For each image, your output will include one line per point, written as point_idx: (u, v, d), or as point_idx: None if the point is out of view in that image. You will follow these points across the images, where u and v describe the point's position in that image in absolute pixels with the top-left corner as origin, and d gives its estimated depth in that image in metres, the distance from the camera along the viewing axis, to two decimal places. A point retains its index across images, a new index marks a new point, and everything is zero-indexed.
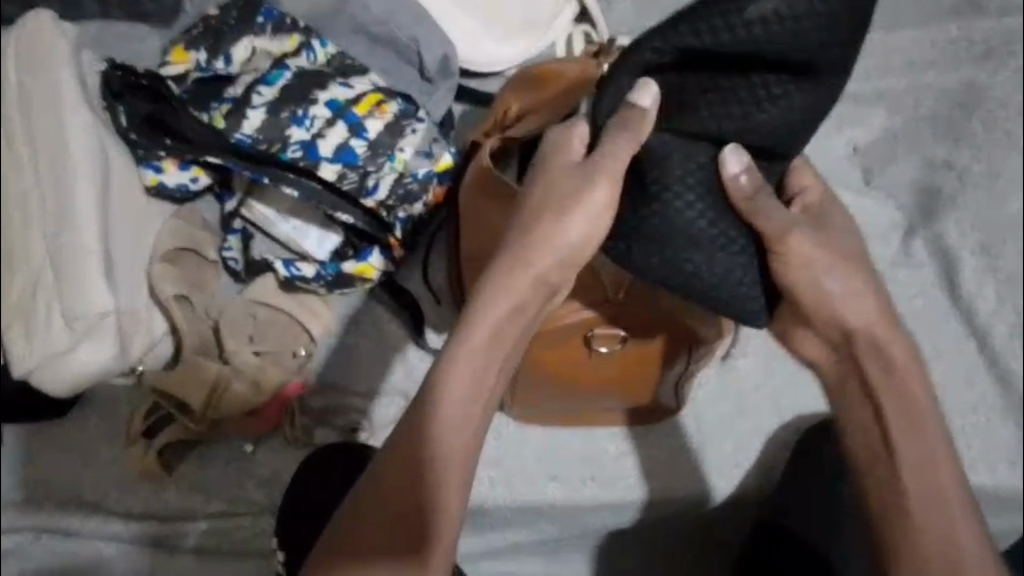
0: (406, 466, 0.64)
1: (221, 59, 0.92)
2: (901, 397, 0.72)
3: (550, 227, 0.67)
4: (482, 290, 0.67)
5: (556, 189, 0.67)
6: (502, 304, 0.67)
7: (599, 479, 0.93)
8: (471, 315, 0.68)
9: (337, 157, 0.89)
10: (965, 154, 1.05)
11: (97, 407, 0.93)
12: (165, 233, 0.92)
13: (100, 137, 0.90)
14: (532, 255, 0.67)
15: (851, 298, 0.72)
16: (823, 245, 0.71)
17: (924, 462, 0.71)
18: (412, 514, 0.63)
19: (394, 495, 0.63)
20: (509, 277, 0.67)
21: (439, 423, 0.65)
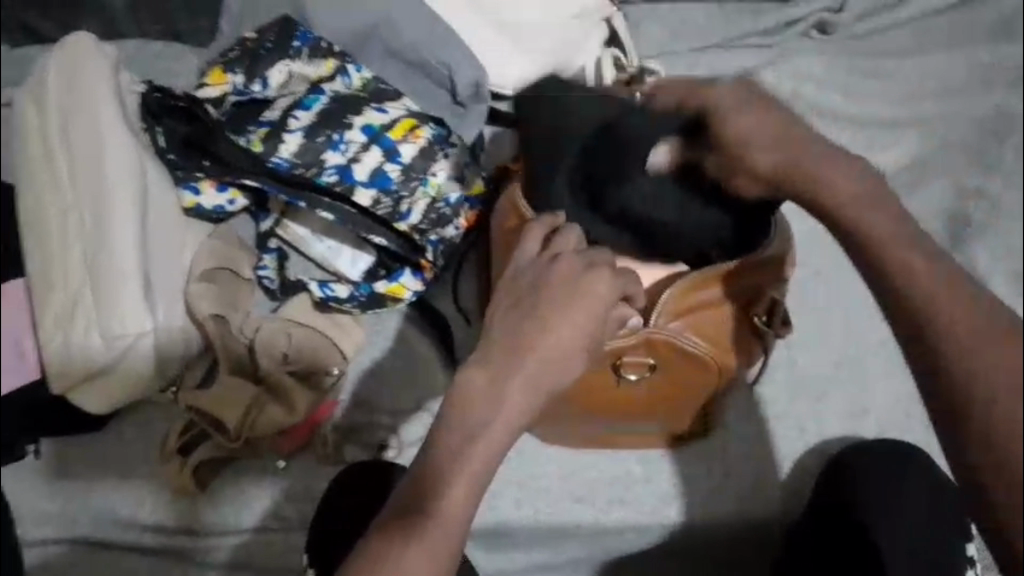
0: (425, 484, 0.64)
1: (258, 83, 0.95)
2: (878, 236, 0.60)
3: (570, 314, 0.68)
4: (508, 354, 0.67)
5: (570, 276, 0.69)
6: (529, 373, 0.67)
7: (628, 502, 0.92)
8: (495, 368, 0.67)
9: (372, 182, 0.91)
10: (996, 182, 1.07)
11: (131, 419, 0.95)
12: (203, 253, 0.95)
13: (141, 159, 0.93)
14: (557, 336, 0.67)
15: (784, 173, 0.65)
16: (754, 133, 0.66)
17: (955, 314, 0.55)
18: (425, 535, 0.62)
19: (409, 513, 0.63)
20: (519, 324, 0.68)
21: (460, 451, 0.65)
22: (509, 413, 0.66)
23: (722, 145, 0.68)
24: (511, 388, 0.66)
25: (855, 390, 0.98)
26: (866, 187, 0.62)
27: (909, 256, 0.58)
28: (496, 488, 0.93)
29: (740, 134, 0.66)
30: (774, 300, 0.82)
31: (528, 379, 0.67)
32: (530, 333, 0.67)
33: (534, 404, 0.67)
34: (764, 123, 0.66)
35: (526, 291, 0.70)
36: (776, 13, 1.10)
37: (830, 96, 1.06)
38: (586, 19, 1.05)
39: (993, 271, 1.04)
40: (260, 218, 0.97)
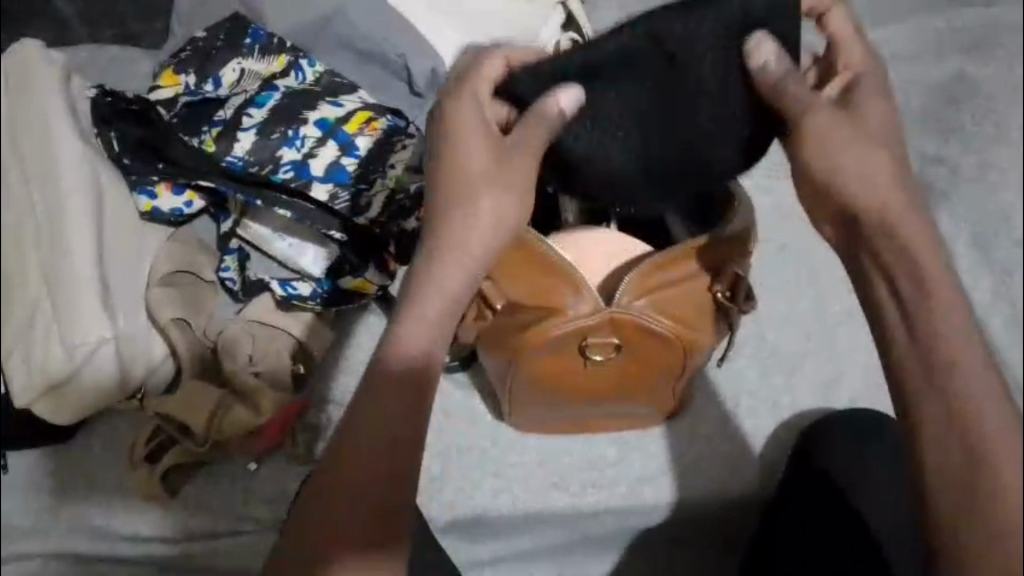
0: (373, 434, 0.62)
1: (210, 83, 0.94)
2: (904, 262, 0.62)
3: (488, 200, 0.68)
4: (435, 263, 0.67)
5: (470, 145, 0.68)
6: (456, 272, 0.67)
7: (602, 486, 0.92)
8: (434, 286, 0.67)
9: (328, 177, 0.90)
10: (954, 147, 1.06)
11: (100, 431, 0.94)
12: (161, 258, 0.94)
13: (92, 166, 0.91)
14: (475, 231, 0.68)
15: (898, 192, 0.63)
16: (841, 122, 0.66)
17: (943, 393, 0.59)
18: (385, 488, 0.62)
19: (360, 476, 0.62)
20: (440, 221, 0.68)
21: (407, 372, 0.64)
22: (445, 324, 0.67)
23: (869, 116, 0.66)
24: (440, 299, 0.67)
25: (829, 362, 0.98)
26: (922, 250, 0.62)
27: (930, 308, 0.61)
28: (474, 481, 0.92)
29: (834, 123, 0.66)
30: (738, 274, 0.81)
31: (456, 276, 0.67)
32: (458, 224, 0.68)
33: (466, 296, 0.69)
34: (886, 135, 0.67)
35: (432, 170, 0.70)
36: None
37: None
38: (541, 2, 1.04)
39: (958, 236, 1.03)
40: (221, 218, 0.96)
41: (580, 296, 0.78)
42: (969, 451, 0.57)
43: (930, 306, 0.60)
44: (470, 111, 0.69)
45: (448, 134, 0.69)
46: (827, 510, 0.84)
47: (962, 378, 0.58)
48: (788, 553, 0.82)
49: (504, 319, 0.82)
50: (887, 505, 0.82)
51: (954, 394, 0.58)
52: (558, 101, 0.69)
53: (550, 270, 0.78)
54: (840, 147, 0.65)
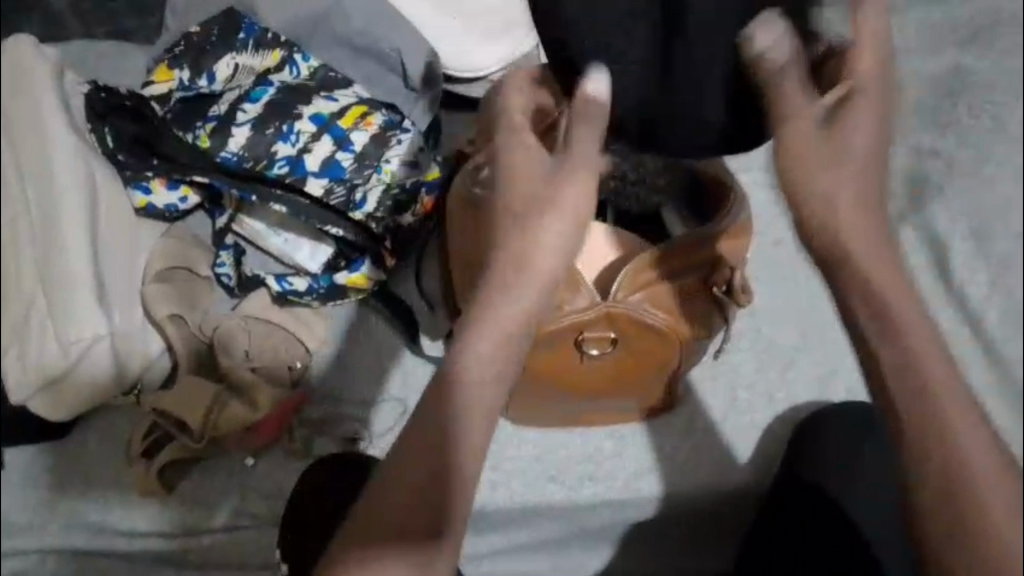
0: (424, 457, 0.61)
1: (204, 77, 0.93)
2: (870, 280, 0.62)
3: (546, 225, 0.65)
4: (491, 293, 0.65)
5: (520, 175, 0.68)
6: (519, 300, 0.65)
7: (598, 478, 0.92)
8: (493, 331, 0.64)
9: (323, 171, 0.90)
10: (951, 141, 1.05)
11: (97, 427, 0.94)
12: (156, 254, 0.94)
13: (87, 162, 0.91)
14: (536, 257, 0.65)
15: (855, 215, 0.63)
16: (818, 142, 0.64)
17: (925, 419, 0.59)
18: (427, 520, 0.61)
19: (403, 494, 0.61)
20: (508, 258, 0.65)
21: (467, 413, 0.63)
22: (505, 353, 0.65)
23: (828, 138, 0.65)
24: (497, 330, 0.64)
25: (824, 355, 0.99)
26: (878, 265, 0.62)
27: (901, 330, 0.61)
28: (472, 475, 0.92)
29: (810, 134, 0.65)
30: (732, 270, 0.82)
31: (516, 302, 0.65)
32: (518, 258, 0.65)
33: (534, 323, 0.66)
34: (868, 152, 0.64)
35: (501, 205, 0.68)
36: None
37: None
38: None
39: (954, 231, 1.05)
40: (216, 214, 0.95)
41: (578, 291, 0.79)
42: (955, 475, 0.58)
43: (895, 323, 0.60)
44: (514, 145, 0.70)
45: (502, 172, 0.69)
46: (816, 510, 0.83)
47: (940, 408, 0.59)
48: (788, 553, 0.81)
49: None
50: (875, 504, 0.82)
51: (932, 420, 0.59)
52: (587, 89, 0.65)
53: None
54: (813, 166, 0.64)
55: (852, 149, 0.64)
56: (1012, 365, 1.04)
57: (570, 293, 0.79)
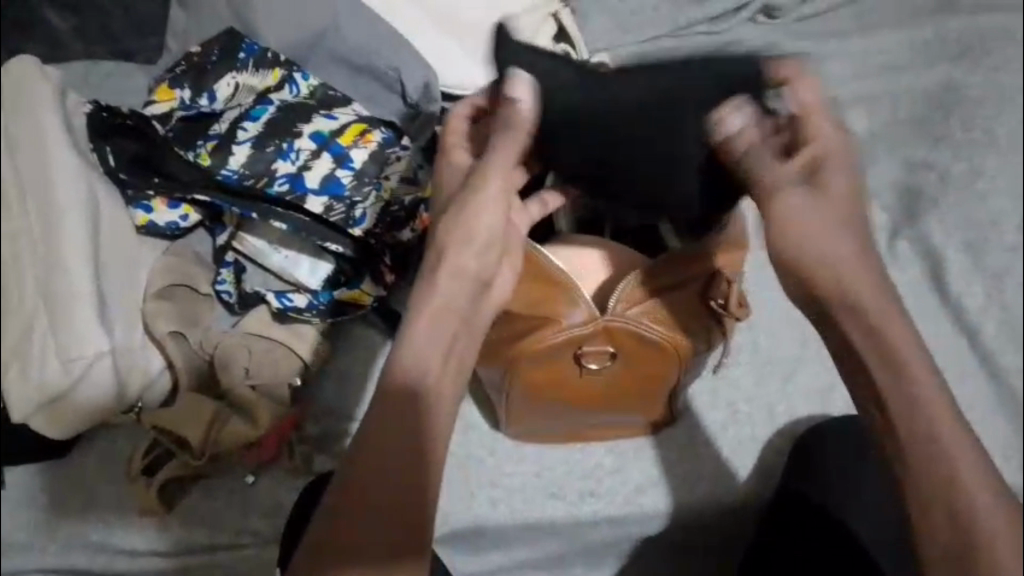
0: (393, 456, 0.62)
1: (205, 97, 0.94)
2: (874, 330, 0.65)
3: (458, 216, 0.70)
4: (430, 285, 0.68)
5: (448, 180, 0.73)
6: (450, 283, 0.69)
7: (598, 494, 0.93)
8: (429, 331, 0.67)
9: (323, 189, 0.91)
10: (945, 154, 1.06)
11: (98, 446, 0.94)
12: (157, 271, 0.94)
13: (89, 182, 0.92)
14: (455, 243, 0.69)
15: (857, 272, 0.67)
16: (806, 214, 0.68)
17: (933, 467, 0.63)
18: (392, 526, 0.62)
19: (371, 498, 0.62)
20: (437, 262, 0.69)
21: (419, 415, 0.64)
22: (448, 334, 0.68)
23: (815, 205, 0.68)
24: (433, 311, 0.68)
25: (822, 368, 0.99)
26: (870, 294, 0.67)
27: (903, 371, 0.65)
28: (473, 491, 0.92)
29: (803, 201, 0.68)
30: (728, 283, 0.82)
31: (450, 287, 0.69)
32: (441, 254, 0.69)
33: (468, 308, 0.70)
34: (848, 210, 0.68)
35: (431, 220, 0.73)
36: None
37: None
38: (534, 13, 1.03)
39: (950, 243, 1.04)
40: (216, 232, 0.97)
41: (576, 307, 0.78)
42: (936, 488, 0.63)
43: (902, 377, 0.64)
44: (450, 167, 0.74)
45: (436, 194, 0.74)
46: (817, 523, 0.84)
47: (939, 447, 0.63)
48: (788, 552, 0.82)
49: (500, 330, 0.81)
50: (879, 517, 0.83)
51: (938, 461, 0.63)
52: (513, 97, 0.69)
53: (543, 278, 0.78)
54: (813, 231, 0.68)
55: (834, 216, 0.68)
56: (1010, 376, 1.03)
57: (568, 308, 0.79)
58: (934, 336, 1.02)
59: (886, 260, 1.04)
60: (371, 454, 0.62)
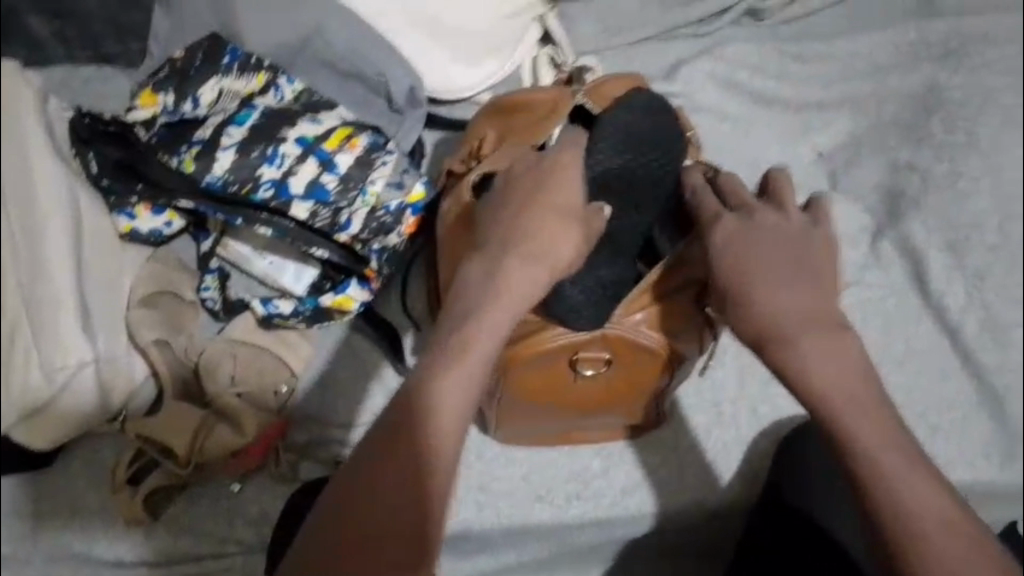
0: (411, 443, 0.63)
1: (188, 102, 0.92)
2: (798, 321, 0.71)
3: (568, 230, 0.73)
4: (511, 272, 0.71)
5: (563, 185, 0.75)
6: (535, 279, 0.71)
7: (586, 498, 0.93)
8: (494, 331, 0.69)
9: (309, 194, 0.90)
10: (927, 155, 1.07)
11: (80, 456, 0.92)
12: (141, 277, 0.93)
13: (72, 188, 0.91)
14: (558, 249, 0.73)
15: (784, 278, 0.73)
16: (737, 235, 0.75)
17: (865, 457, 0.68)
18: (411, 516, 0.61)
19: (371, 497, 0.62)
20: (529, 263, 0.72)
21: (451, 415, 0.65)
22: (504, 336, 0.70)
23: (738, 233, 0.75)
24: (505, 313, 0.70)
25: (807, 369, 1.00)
26: (807, 329, 0.71)
27: (830, 371, 0.70)
28: (459, 495, 0.92)
29: (766, 260, 0.73)
30: None
31: (524, 279, 0.71)
32: (536, 255, 0.72)
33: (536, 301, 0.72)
34: (777, 239, 0.74)
35: (528, 207, 0.74)
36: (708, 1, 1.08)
37: (764, 82, 1.08)
38: (517, 18, 1.03)
39: (931, 244, 1.06)
40: (200, 238, 0.96)
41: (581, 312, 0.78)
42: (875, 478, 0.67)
43: (823, 379, 0.70)
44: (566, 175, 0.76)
45: (546, 183, 0.75)
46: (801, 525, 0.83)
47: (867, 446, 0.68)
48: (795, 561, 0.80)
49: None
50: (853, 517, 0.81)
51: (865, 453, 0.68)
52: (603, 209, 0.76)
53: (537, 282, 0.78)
54: (769, 284, 0.72)
55: (765, 240, 0.74)
56: (993, 376, 1.04)
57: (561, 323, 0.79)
58: (917, 338, 1.04)
59: (869, 263, 1.05)
60: (377, 448, 0.63)
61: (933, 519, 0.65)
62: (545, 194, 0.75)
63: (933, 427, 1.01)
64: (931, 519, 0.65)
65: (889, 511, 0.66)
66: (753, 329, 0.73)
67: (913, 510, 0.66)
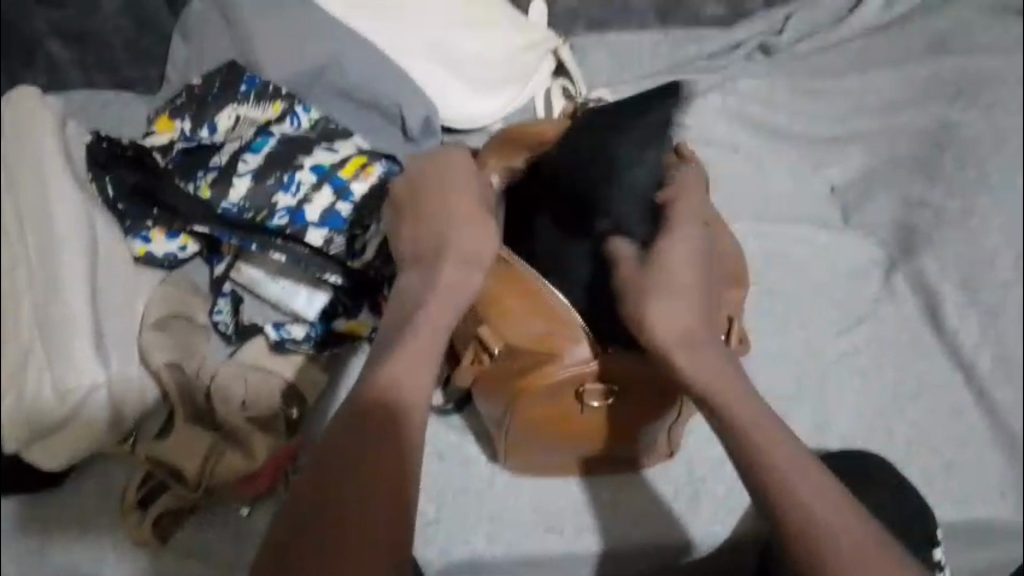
0: (368, 420, 0.70)
1: (205, 128, 0.95)
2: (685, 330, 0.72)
3: (467, 227, 0.78)
4: (426, 277, 0.77)
5: (457, 175, 0.81)
6: (451, 283, 0.77)
7: (595, 530, 0.92)
8: (425, 328, 0.75)
9: (323, 222, 0.91)
10: (939, 191, 1.07)
11: (91, 477, 0.93)
12: (155, 301, 0.94)
13: (88, 211, 0.93)
14: (461, 243, 0.78)
15: (687, 280, 0.73)
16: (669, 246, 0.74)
17: (762, 469, 0.68)
18: (377, 481, 0.67)
19: (337, 473, 0.67)
20: (437, 267, 0.77)
21: (397, 398, 0.71)
22: (437, 330, 0.75)
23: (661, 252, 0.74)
24: (432, 314, 0.75)
25: (820, 402, 1.00)
26: (690, 337, 0.72)
27: (714, 382, 0.72)
28: (468, 525, 0.92)
29: (681, 263, 0.74)
30: (729, 319, 0.83)
31: (450, 279, 0.77)
32: (437, 251, 0.77)
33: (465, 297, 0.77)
34: (692, 257, 0.74)
35: (429, 204, 0.79)
36: (720, 37, 1.12)
37: (780, 117, 1.11)
38: (534, 49, 1.05)
39: (946, 279, 1.05)
40: (213, 261, 0.96)
41: (575, 341, 0.79)
42: (770, 486, 0.67)
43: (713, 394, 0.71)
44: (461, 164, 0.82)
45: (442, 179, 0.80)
46: None
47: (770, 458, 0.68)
48: None
49: (501, 363, 0.81)
50: None
51: (763, 465, 0.68)
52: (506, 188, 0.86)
53: (529, 301, 0.79)
54: (676, 290, 0.73)
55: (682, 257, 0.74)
56: (1011, 415, 1.01)
57: (564, 350, 0.79)
58: (928, 372, 1.03)
59: (883, 296, 1.06)
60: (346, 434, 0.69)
61: (834, 520, 0.65)
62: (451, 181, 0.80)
63: (947, 463, 0.99)
64: (838, 524, 0.64)
65: (807, 527, 0.65)
66: (652, 332, 0.72)
67: (830, 523, 0.65)
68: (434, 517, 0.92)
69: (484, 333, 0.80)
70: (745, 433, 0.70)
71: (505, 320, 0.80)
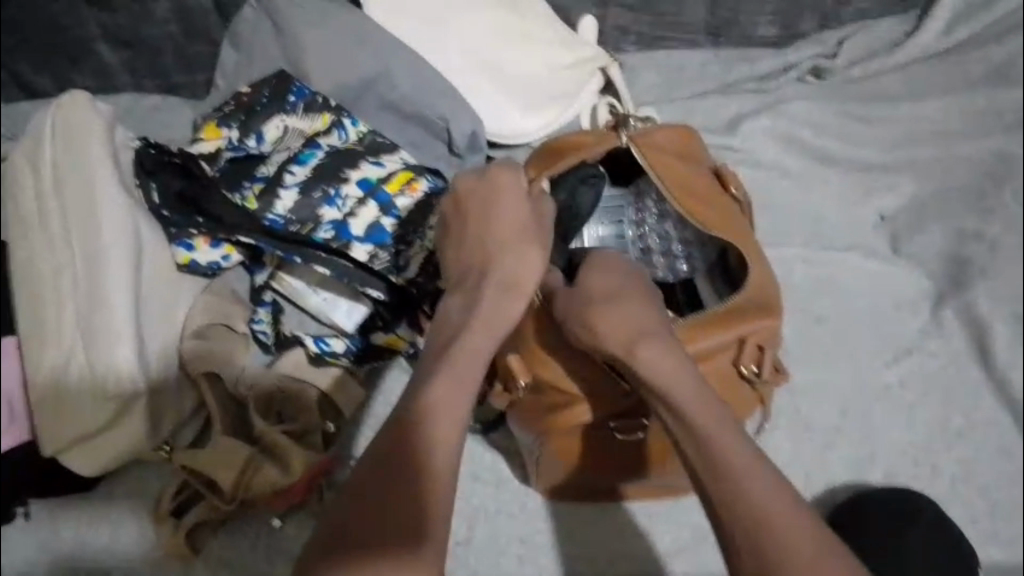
0: (397, 448, 0.69)
1: (253, 137, 0.95)
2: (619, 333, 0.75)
3: (515, 255, 0.79)
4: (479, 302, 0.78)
5: (507, 202, 0.81)
6: (497, 308, 0.78)
7: (628, 557, 0.91)
8: (473, 354, 0.75)
9: (367, 237, 0.90)
10: (996, 225, 1.03)
11: (126, 481, 0.94)
12: (197, 308, 0.94)
13: (134, 217, 0.93)
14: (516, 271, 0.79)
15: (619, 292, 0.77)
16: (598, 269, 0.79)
17: (718, 470, 0.68)
18: (401, 511, 0.66)
19: (362, 505, 0.66)
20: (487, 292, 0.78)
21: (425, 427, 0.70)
22: (479, 357, 0.76)
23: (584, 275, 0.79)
24: (480, 337, 0.76)
25: (859, 437, 0.99)
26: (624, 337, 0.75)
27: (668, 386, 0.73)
28: (497, 546, 0.91)
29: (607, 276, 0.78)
30: (762, 350, 0.81)
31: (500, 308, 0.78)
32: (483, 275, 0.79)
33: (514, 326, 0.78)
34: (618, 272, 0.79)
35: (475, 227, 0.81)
36: (772, 57, 1.08)
37: (827, 141, 1.08)
38: (581, 67, 1.02)
39: (998, 314, 1.02)
40: (255, 271, 0.95)
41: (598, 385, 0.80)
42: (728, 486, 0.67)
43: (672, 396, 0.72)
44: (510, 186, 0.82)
45: (493, 203, 0.81)
46: None
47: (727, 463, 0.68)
48: None
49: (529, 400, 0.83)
50: None
51: (720, 469, 0.68)
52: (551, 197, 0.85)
53: (557, 346, 0.81)
54: (603, 300, 0.76)
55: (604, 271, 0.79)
56: None
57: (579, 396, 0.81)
58: (976, 412, 1.01)
59: (931, 329, 1.03)
60: (372, 467, 0.68)
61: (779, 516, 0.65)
62: (505, 206, 0.81)
63: (993, 504, 0.97)
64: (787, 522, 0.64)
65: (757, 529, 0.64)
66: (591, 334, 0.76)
67: (779, 525, 0.64)
68: (465, 536, 0.92)
69: (514, 365, 0.81)
70: (731, 475, 0.67)
71: (539, 355, 0.81)
